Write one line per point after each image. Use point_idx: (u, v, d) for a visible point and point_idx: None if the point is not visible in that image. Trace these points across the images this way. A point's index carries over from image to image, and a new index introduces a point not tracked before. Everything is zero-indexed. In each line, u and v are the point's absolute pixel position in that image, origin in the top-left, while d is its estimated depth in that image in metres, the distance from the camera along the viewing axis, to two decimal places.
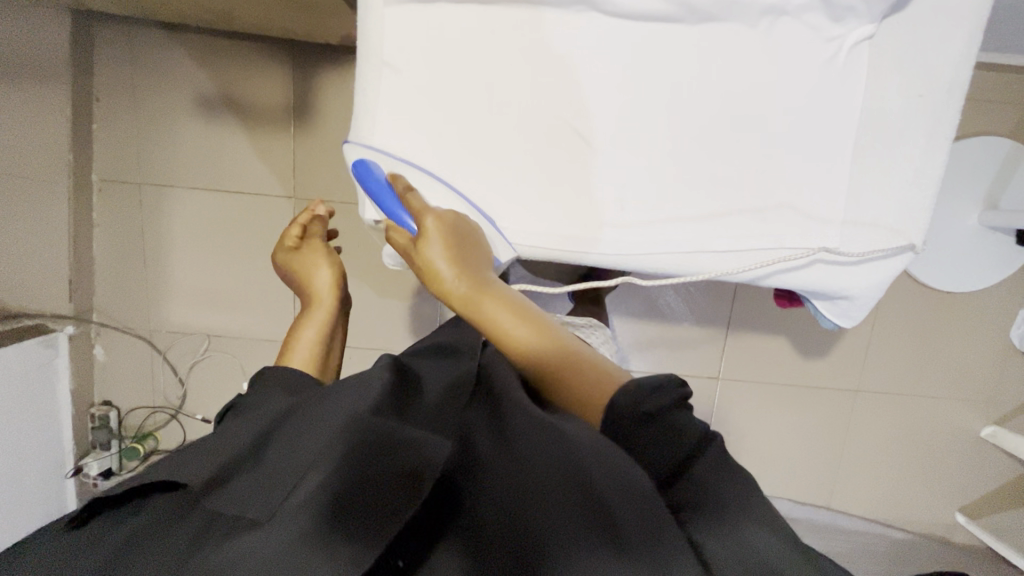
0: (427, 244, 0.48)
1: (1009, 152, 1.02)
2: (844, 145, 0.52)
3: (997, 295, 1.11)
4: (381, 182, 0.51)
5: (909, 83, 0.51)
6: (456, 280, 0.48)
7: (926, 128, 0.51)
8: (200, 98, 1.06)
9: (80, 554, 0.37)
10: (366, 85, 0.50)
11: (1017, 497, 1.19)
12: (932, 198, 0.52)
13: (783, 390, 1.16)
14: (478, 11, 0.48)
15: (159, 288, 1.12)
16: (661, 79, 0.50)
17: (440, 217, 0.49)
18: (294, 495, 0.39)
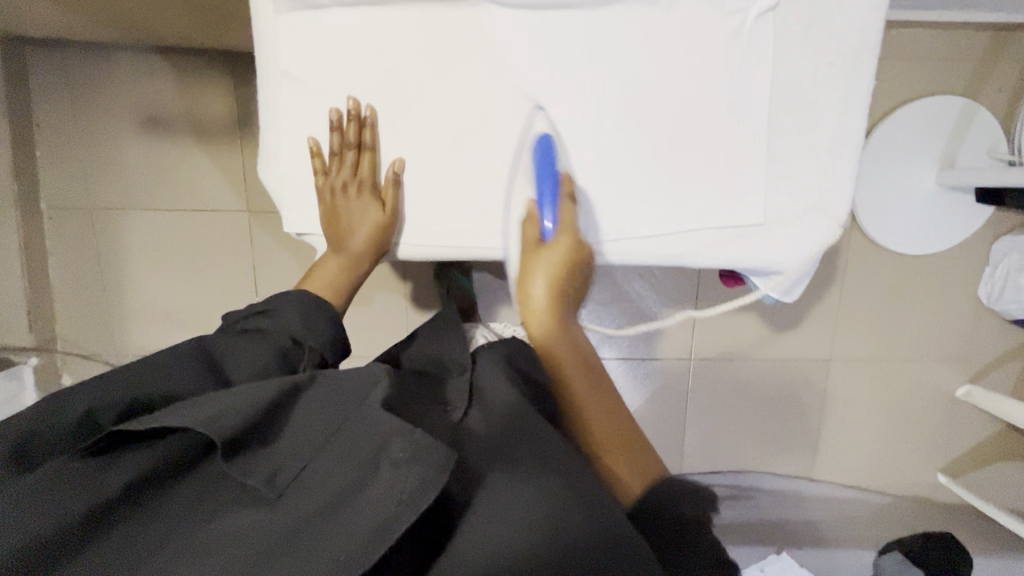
0: (545, 256, 0.56)
1: (961, 109, 1.02)
2: (759, 116, 0.53)
3: (961, 254, 1.11)
4: (550, 166, 0.53)
5: (815, 54, 0.51)
6: (544, 302, 0.58)
7: (837, 95, 0.52)
8: (144, 116, 1.04)
9: (85, 485, 0.39)
10: (272, 94, 0.57)
11: (995, 452, 1.19)
12: (848, 165, 0.54)
13: (756, 365, 1.16)
14: (372, 17, 0.52)
15: (120, 313, 1.11)
16: (568, 67, 0.53)
17: (573, 245, 0.55)
18: (302, 485, 0.41)
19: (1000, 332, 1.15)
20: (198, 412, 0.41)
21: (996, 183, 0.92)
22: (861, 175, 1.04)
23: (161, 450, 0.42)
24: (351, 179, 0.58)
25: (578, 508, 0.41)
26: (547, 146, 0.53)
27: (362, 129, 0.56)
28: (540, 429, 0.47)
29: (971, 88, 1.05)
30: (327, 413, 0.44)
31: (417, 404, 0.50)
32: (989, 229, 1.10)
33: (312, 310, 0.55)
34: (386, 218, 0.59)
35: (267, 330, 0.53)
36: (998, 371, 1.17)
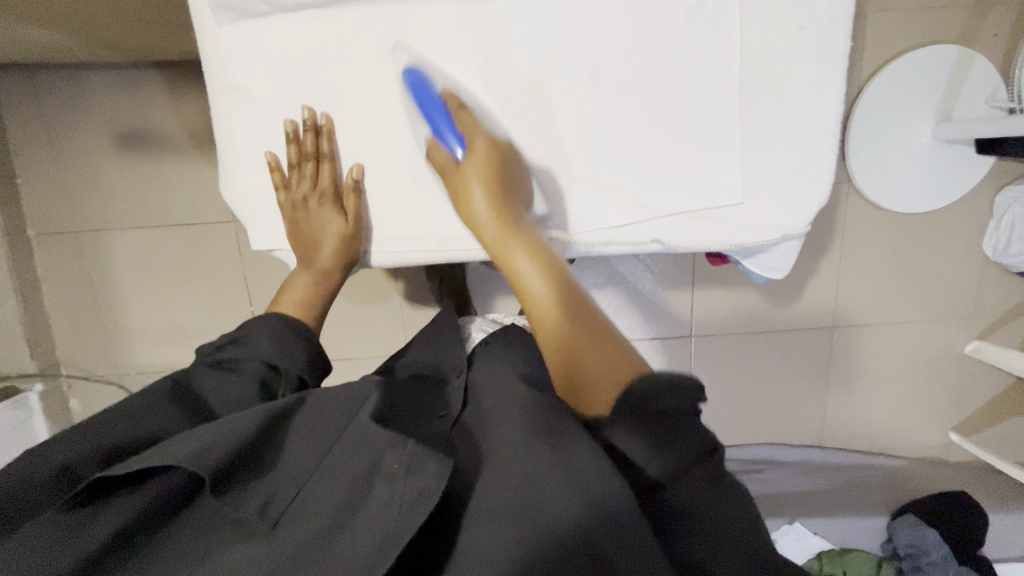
0: (469, 170, 0.51)
1: (958, 59, 0.98)
2: (729, 92, 0.52)
3: (962, 209, 1.08)
4: (433, 97, 0.52)
5: (784, 21, 0.50)
6: (491, 220, 0.51)
7: (810, 62, 0.51)
8: (120, 134, 1.03)
9: (65, 546, 0.36)
10: (223, 111, 0.55)
11: (1008, 407, 1.18)
12: (825, 137, 0.53)
13: (758, 338, 1.15)
14: (327, 22, 0.51)
15: (118, 334, 1.12)
16: (530, 56, 0.52)
17: (488, 145, 0.52)
18: (297, 513, 0.40)
19: (1008, 286, 1.12)
20: (183, 446, 0.40)
21: (994, 134, 0.89)
22: (854, 136, 1.01)
23: (147, 494, 0.40)
24: (312, 191, 0.57)
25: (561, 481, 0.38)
26: (417, 76, 0.51)
27: (320, 137, 0.56)
28: (518, 421, 0.46)
29: (966, 36, 1.01)
30: (319, 438, 0.44)
31: (409, 411, 0.51)
32: (990, 181, 1.07)
33: (285, 337, 0.56)
34: (351, 228, 0.58)
35: (239, 362, 0.53)
36: (1007, 326, 1.14)
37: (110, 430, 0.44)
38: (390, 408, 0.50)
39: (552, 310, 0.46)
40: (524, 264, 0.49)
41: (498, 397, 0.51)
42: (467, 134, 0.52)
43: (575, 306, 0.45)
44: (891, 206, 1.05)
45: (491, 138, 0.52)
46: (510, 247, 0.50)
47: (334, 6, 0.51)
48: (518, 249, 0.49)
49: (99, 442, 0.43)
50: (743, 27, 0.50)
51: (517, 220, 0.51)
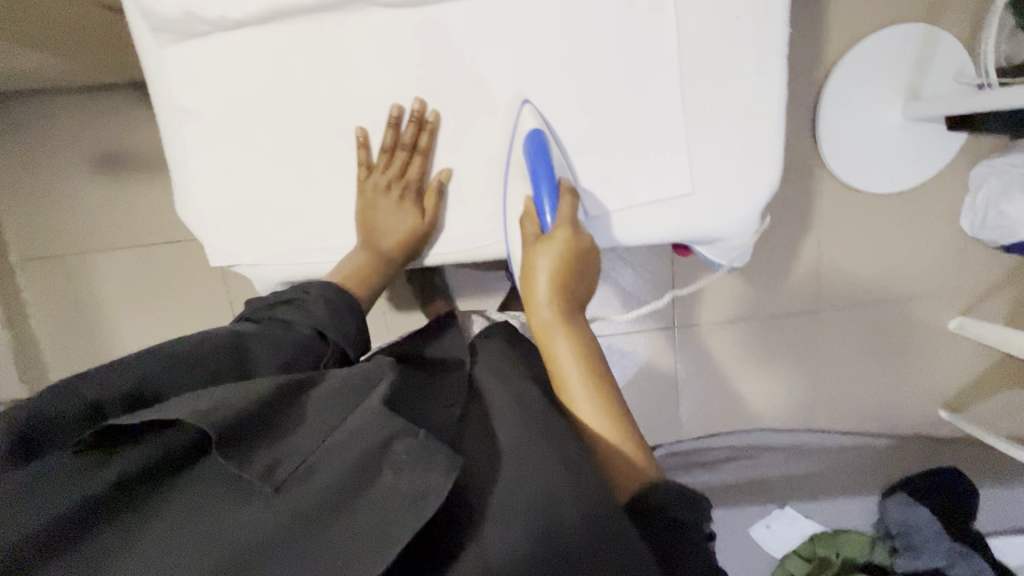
0: (544, 251, 0.52)
1: (922, 37, 0.98)
2: (666, 83, 0.53)
3: (938, 186, 1.09)
4: (546, 162, 0.52)
5: (715, 11, 0.50)
6: (549, 303, 0.52)
7: (747, 50, 0.51)
8: (95, 157, 1.04)
9: (71, 484, 0.37)
10: (172, 130, 0.57)
11: (994, 381, 1.18)
12: (767, 122, 0.53)
13: (742, 325, 1.15)
14: (263, 36, 0.53)
15: (107, 355, 1.12)
16: (469, 60, 0.54)
17: (573, 236, 0.52)
18: (297, 480, 0.39)
19: (988, 260, 1.12)
20: (196, 404, 0.40)
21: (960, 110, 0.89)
22: (824, 119, 1.01)
23: (156, 446, 0.40)
24: (396, 181, 0.60)
25: (570, 498, 0.42)
26: (539, 140, 0.52)
27: (422, 131, 0.57)
28: (512, 430, 0.48)
29: (931, 12, 1.01)
30: (331, 410, 0.43)
31: (417, 400, 0.51)
32: (965, 156, 1.07)
33: (338, 309, 0.57)
34: (423, 227, 0.61)
35: (292, 320, 0.54)
36: (989, 300, 1.14)
37: (151, 370, 0.46)
38: (400, 393, 0.49)
39: (580, 397, 0.50)
40: (565, 351, 0.51)
41: (507, 397, 0.52)
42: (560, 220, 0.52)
43: (609, 404, 0.50)
44: (865, 187, 1.05)
45: (580, 232, 0.53)
46: (552, 336, 0.52)
47: (276, 22, 0.52)
48: (562, 337, 0.51)
49: (133, 384, 0.44)
50: (679, 18, 0.51)
51: (572, 311, 0.53)
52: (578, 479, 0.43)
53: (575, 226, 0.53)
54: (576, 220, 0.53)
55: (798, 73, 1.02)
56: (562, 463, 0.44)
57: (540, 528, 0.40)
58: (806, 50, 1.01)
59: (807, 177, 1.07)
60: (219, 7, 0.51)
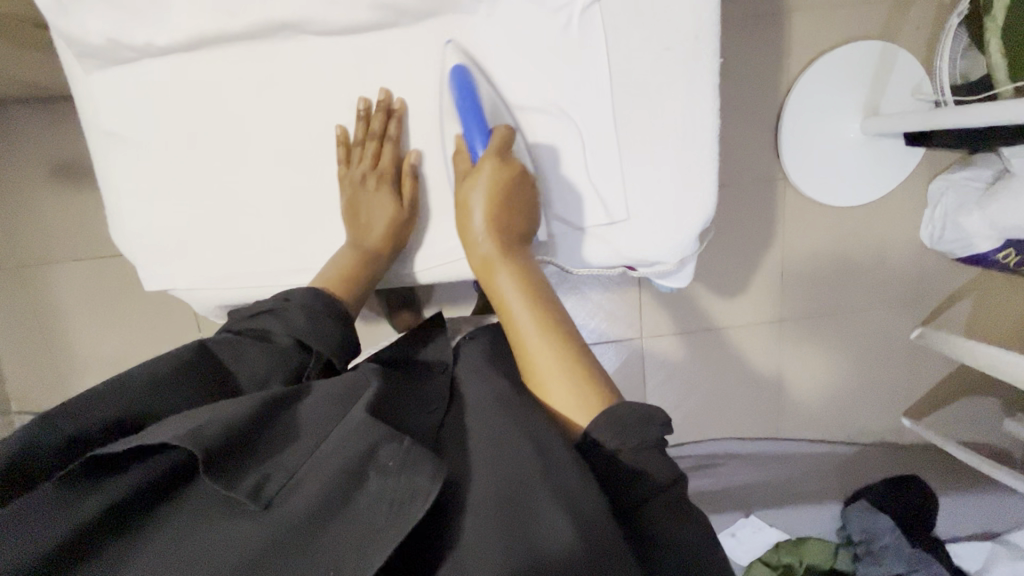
0: (476, 183, 0.52)
1: (880, 53, 1.00)
2: (602, 112, 0.54)
3: (898, 198, 1.11)
4: (472, 103, 0.52)
5: (647, 40, 0.51)
6: (486, 236, 0.52)
7: (681, 79, 0.52)
8: (53, 166, 1.02)
9: (61, 514, 0.37)
10: (105, 156, 0.59)
11: (952, 388, 1.21)
12: (706, 152, 0.54)
13: (708, 334, 1.16)
14: (191, 62, 0.55)
15: (69, 367, 1.11)
16: (412, 85, 0.56)
17: (503, 167, 0.52)
18: (289, 491, 0.40)
19: (947, 271, 1.15)
20: (183, 425, 0.40)
21: (919, 126, 0.90)
22: (785, 133, 1.03)
23: (145, 471, 0.40)
24: (371, 170, 0.59)
25: (545, 490, 0.39)
26: (465, 79, 0.53)
27: (389, 120, 0.57)
28: (483, 417, 0.47)
29: (889, 29, 1.02)
30: (320, 423, 0.44)
31: (408, 404, 0.50)
32: (924, 169, 1.09)
33: (319, 315, 0.55)
34: (405, 215, 0.60)
35: (271, 333, 0.54)
36: (948, 310, 1.17)
37: (124, 393, 0.45)
38: (389, 396, 0.49)
39: (524, 331, 0.50)
40: (507, 285, 0.52)
41: (486, 389, 0.51)
42: (488, 151, 0.52)
43: (548, 336, 0.49)
44: (826, 198, 1.07)
45: (509, 162, 0.53)
46: (495, 269, 0.52)
47: (207, 46, 0.54)
48: (503, 272, 0.52)
49: (113, 410, 0.44)
50: (610, 51, 0.52)
51: (511, 242, 0.53)
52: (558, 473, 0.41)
53: (502, 155, 0.53)
54: (504, 151, 0.53)
55: (760, 87, 1.04)
56: (536, 456, 0.42)
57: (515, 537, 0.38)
58: (767, 64, 1.03)
59: (770, 189, 1.09)
60: (146, 33, 0.52)
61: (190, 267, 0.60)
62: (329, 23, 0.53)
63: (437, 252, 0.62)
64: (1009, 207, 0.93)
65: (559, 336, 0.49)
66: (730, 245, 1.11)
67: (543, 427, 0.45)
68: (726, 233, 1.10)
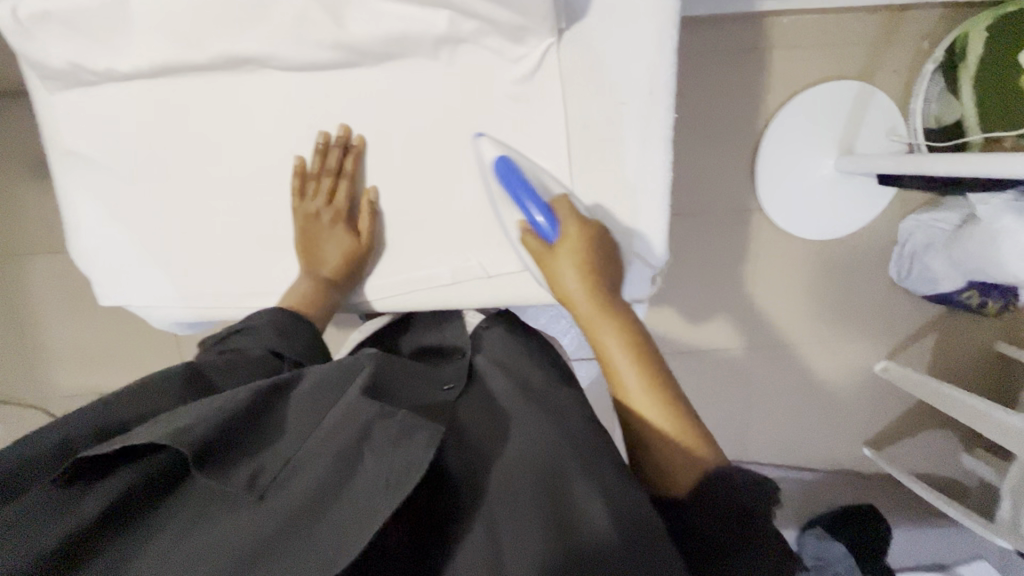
0: (563, 254, 0.53)
1: (855, 94, 1.02)
2: (556, 157, 0.56)
3: (869, 235, 1.13)
4: (521, 181, 0.54)
5: (602, 91, 0.53)
6: (581, 295, 0.53)
7: (634, 130, 0.54)
8: (27, 158, 1.02)
9: (54, 518, 0.36)
10: (66, 172, 0.60)
11: (915, 422, 1.23)
12: (655, 201, 0.56)
13: (679, 358, 1.19)
14: (151, 88, 0.56)
15: (37, 359, 1.11)
16: (371, 118, 0.57)
17: (585, 232, 0.53)
18: (285, 480, 0.41)
19: (914, 308, 1.17)
20: (170, 422, 0.40)
21: (890, 167, 0.93)
22: (759, 166, 1.05)
23: (137, 470, 0.40)
24: (326, 206, 0.60)
25: (578, 471, 0.42)
26: (510, 164, 0.54)
27: (346, 155, 0.58)
28: (505, 411, 0.50)
29: (866, 71, 1.04)
30: (310, 415, 0.45)
31: (414, 384, 0.51)
32: (896, 208, 1.11)
33: (290, 325, 0.58)
34: (361, 247, 0.61)
35: (243, 348, 0.55)
36: (914, 346, 1.19)
37: (106, 407, 0.44)
38: (386, 374, 0.49)
39: (633, 391, 0.50)
40: (615, 346, 0.51)
41: (507, 385, 0.53)
42: (563, 223, 0.53)
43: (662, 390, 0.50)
44: (799, 232, 1.09)
45: (584, 221, 0.54)
46: (600, 329, 0.52)
47: (168, 74, 0.55)
48: (607, 330, 0.52)
49: (92, 422, 0.42)
50: (565, 98, 0.54)
51: (607, 300, 0.53)
52: (586, 458, 0.43)
53: (580, 220, 0.54)
54: (579, 217, 0.54)
55: (737, 120, 1.05)
56: (573, 449, 0.44)
57: (553, 521, 0.39)
58: (744, 99, 1.04)
59: (744, 221, 1.11)
60: (108, 60, 0.54)
61: (144, 287, 0.62)
62: (289, 60, 0.54)
63: (388, 284, 0.63)
64: (970, 253, 0.98)
65: (671, 393, 0.50)
66: (702, 273, 1.13)
67: (580, 428, 0.47)
68: (698, 260, 1.12)
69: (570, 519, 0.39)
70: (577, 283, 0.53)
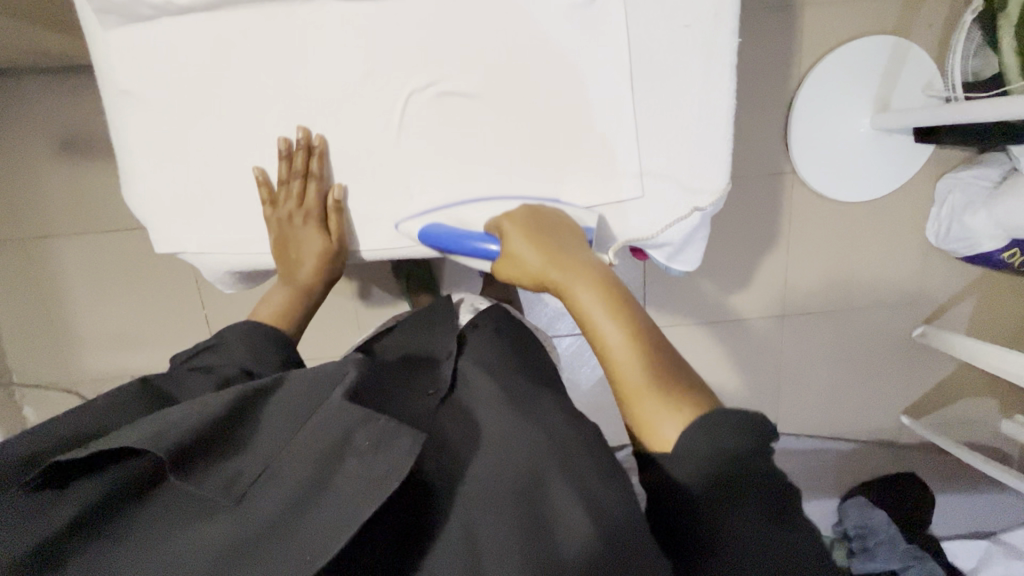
0: (512, 239, 0.56)
1: (893, 45, 0.99)
2: (617, 86, 0.55)
3: (904, 196, 1.10)
4: (447, 235, 0.59)
5: (667, 14, 0.53)
6: (545, 268, 0.54)
7: (698, 55, 0.54)
8: (58, 135, 1.02)
9: (30, 523, 0.39)
10: (121, 114, 0.60)
11: (954, 389, 1.21)
12: (718, 131, 0.56)
13: (711, 327, 1.17)
14: (204, 21, 0.55)
15: (69, 340, 1.11)
16: (424, 51, 0.56)
17: (528, 216, 0.57)
18: (259, 484, 0.42)
19: (953, 271, 1.14)
20: (145, 427, 0.42)
21: (927, 120, 0.90)
22: (795, 123, 1.03)
23: (119, 473, 0.42)
24: (298, 208, 0.64)
25: (555, 474, 0.45)
26: (430, 233, 0.60)
27: (311, 156, 0.61)
28: (479, 416, 0.53)
29: (904, 23, 1.02)
30: (288, 418, 0.45)
31: (400, 393, 0.54)
32: (934, 167, 1.09)
33: (260, 345, 0.59)
34: (333, 246, 0.67)
35: (213, 365, 0.55)
36: (952, 309, 1.17)
37: (84, 419, 0.46)
38: (373, 387, 0.53)
39: (612, 339, 0.48)
40: (588, 302, 0.50)
41: (490, 390, 0.55)
42: (512, 215, 0.57)
43: (638, 336, 0.47)
44: (834, 192, 1.07)
45: (527, 209, 0.58)
46: (572, 293, 0.52)
47: (223, 9, 0.55)
48: (581, 288, 0.51)
49: (69, 432, 0.44)
50: (628, 20, 0.53)
51: (575, 262, 0.53)
52: (567, 457, 0.47)
53: (528, 211, 0.58)
54: (525, 209, 0.58)
55: (770, 78, 1.04)
56: (550, 452, 0.47)
57: (534, 523, 0.43)
58: (778, 55, 1.02)
59: (778, 183, 1.08)
60: None
61: (201, 229, 0.63)
62: None
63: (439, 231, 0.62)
64: (1014, 209, 0.94)
65: (647, 338, 0.47)
66: (735, 239, 1.11)
67: (566, 429, 0.50)
68: (729, 226, 1.11)
69: (546, 522, 0.43)
70: (533, 251, 0.54)
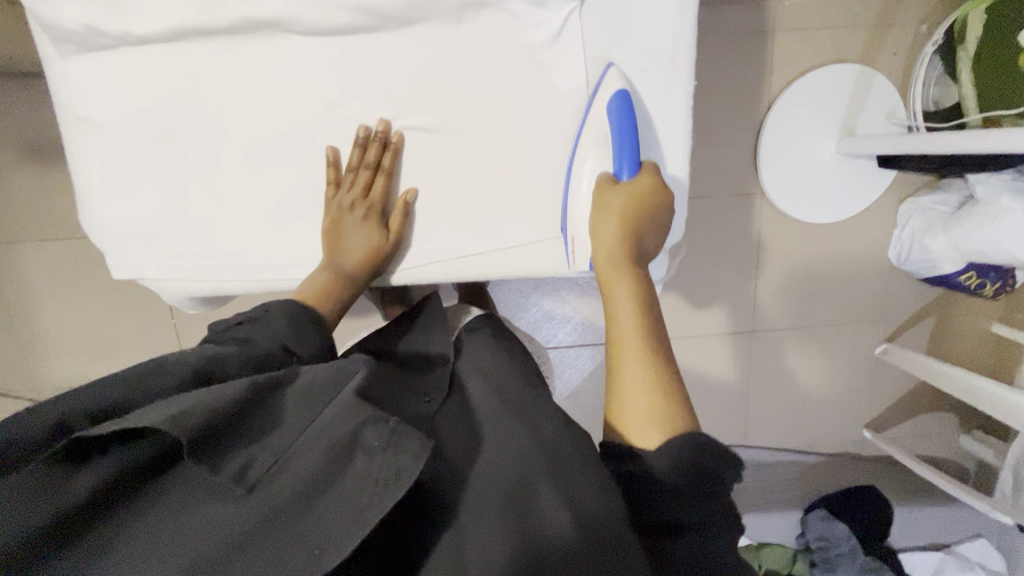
0: (609, 190, 0.52)
1: (856, 74, 1.02)
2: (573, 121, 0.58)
3: (867, 218, 1.14)
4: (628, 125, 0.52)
5: (621, 55, 0.55)
6: (616, 240, 0.50)
7: (651, 94, 0.56)
8: (23, 146, 1.00)
9: (42, 495, 0.34)
10: (77, 139, 0.60)
11: (914, 404, 1.25)
12: (673, 166, 0.58)
13: (681, 342, 1.19)
14: (168, 52, 0.57)
15: (34, 351, 1.09)
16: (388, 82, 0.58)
17: (642, 189, 0.52)
18: (270, 475, 0.38)
19: (913, 291, 1.18)
20: (169, 407, 0.38)
21: (883, 148, 0.94)
22: (762, 148, 1.06)
23: (138, 451, 0.38)
24: (361, 199, 0.61)
25: (546, 480, 0.41)
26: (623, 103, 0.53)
27: (384, 151, 0.60)
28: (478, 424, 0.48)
29: (866, 53, 1.06)
30: (307, 408, 0.42)
31: (395, 392, 0.51)
32: (895, 191, 1.13)
33: (301, 320, 0.55)
34: (389, 246, 0.62)
35: (253, 336, 0.51)
36: (913, 328, 1.21)
37: (103, 391, 0.41)
38: (375, 387, 0.48)
39: (632, 345, 0.46)
40: (625, 297, 0.49)
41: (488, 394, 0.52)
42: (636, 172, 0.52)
43: (658, 354, 0.46)
44: (801, 214, 1.09)
45: (653, 178, 0.52)
46: (618, 279, 0.50)
47: (187, 39, 0.56)
48: (626, 282, 0.49)
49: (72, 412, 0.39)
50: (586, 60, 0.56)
51: (636, 256, 0.51)
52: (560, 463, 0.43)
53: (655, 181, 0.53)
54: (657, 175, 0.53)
55: (739, 102, 1.06)
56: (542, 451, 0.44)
57: (515, 523, 0.39)
58: (746, 81, 1.05)
59: (747, 204, 1.11)
60: (124, 23, 0.55)
61: (161, 255, 0.62)
62: (310, 24, 0.55)
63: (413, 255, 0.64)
64: (974, 234, 0.96)
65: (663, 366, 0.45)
66: (706, 257, 1.14)
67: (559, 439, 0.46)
68: (700, 244, 1.13)
69: (534, 518, 0.39)
70: (614, 220, 0.51)
